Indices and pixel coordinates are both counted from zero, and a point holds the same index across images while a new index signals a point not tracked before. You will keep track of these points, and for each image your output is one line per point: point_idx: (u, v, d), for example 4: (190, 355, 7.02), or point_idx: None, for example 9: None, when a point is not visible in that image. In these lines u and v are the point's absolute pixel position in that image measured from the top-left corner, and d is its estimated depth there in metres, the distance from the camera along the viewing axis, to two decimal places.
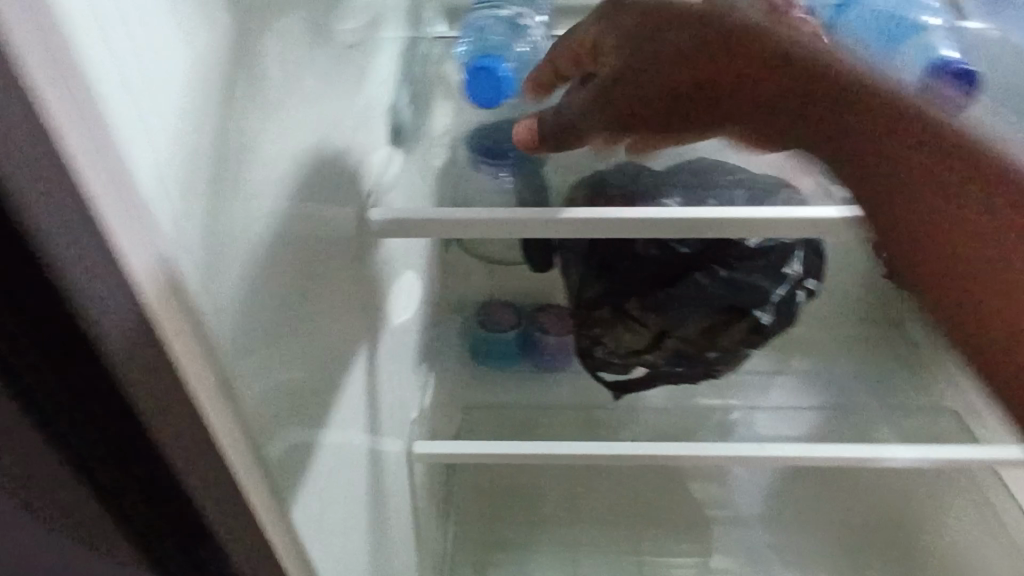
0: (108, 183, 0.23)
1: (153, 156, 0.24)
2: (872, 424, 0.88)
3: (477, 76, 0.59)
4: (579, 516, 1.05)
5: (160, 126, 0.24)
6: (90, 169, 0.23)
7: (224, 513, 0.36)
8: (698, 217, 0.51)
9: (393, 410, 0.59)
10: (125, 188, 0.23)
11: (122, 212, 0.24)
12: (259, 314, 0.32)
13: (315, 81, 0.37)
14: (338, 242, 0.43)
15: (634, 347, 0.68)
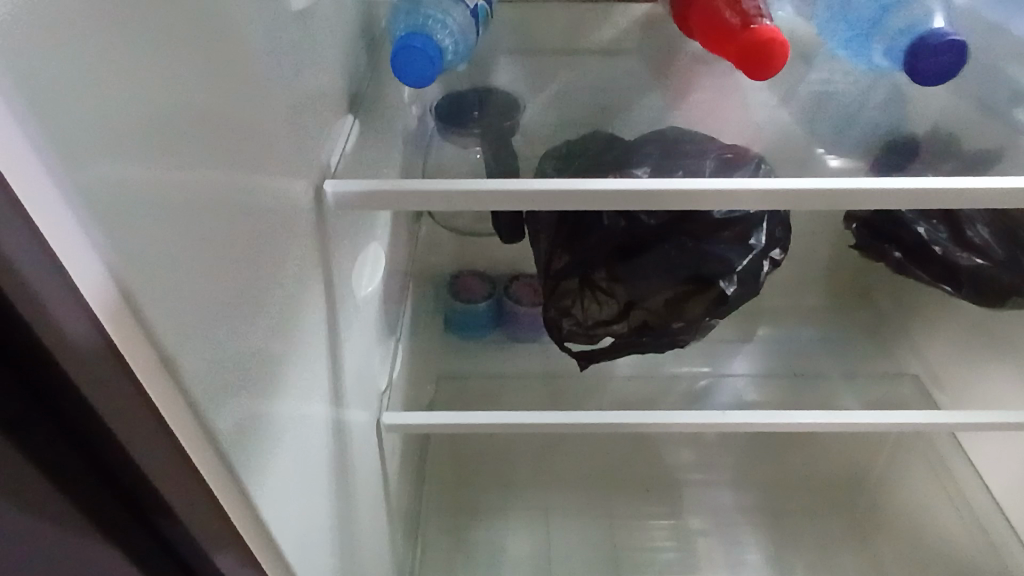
0: (30, 184, 0.23)
1: (64, 119, 0.23)
2: (834, 392, 0.91)
3: (402, 54, 0.50)
4: (552, 478, 1.08)
5: (91, 122, 0.24)
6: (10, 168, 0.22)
7: (184, 498, 0.36)
8: (655, 196, 0.51)
9: (358, 385, 0.59)
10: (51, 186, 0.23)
11: (48, 214, 0.23)
12: (195, 287, 0.31)
13: (252, 46, 0.36)
14: (293, 223, 0.43)
15: (601, 318, 0.69)
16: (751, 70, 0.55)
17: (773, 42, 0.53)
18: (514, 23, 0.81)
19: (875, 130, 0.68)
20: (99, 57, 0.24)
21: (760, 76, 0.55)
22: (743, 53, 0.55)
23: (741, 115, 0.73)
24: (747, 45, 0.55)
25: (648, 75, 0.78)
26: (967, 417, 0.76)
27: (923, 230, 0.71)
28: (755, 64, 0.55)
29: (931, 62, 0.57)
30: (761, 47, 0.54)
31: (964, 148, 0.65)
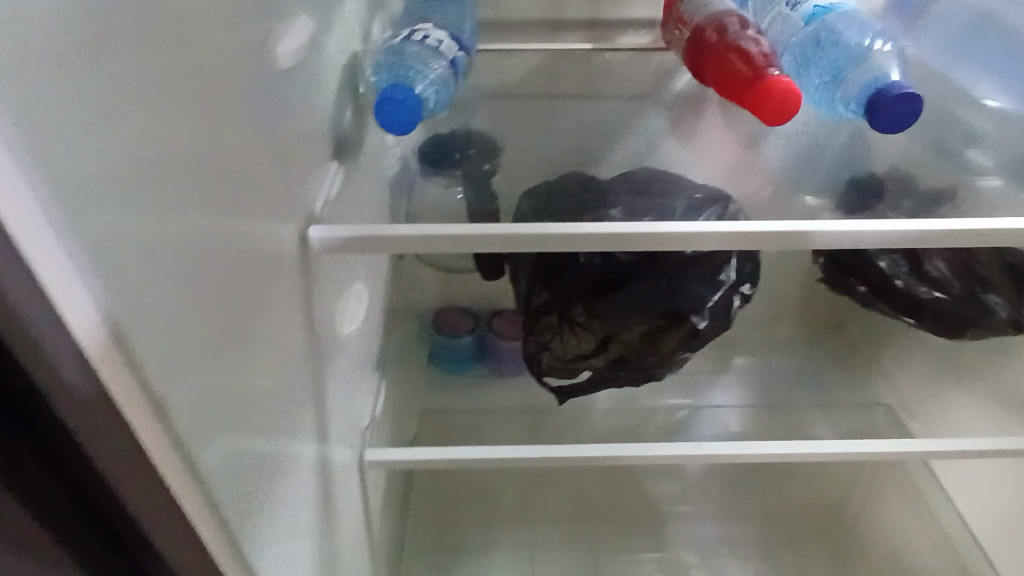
0: (33, 232, 0.25)
1: (65, 173, 0.24)
2: (810, 422, 0.93)
3: (385, 104, 0.53)
4: (536, 513, 1.08)
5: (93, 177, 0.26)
6: (15, 219, 0.24)
7: (166, 532, 0.37)
8: (626, 236, 0.53)
9: (341, 422, 0.60)
10: (52, 235, 0.25)
11: (47, 259, 0.25)
12: (183, 328, 0.33)
13: (243, 100, 0.38)
14: (279, 264, 0.44)
15: (580, 352, 0.70)
16: (766, 116, 0.61)
17: (790, 93, 0.59)
18: (495, 69, 0.85)
19: (837, 171, 0.71)
20: (100, 117, 0.26)
21: (773, 121, 0.61)
22: (760, 101, 0.61)
23: (709, 157, 0.76)
24: (765, 94, 0.61)
25: (622, 119, 0.82)
26: (940, 445, 0.77)
27: (885, 264, 0.74)
28: (771, 111, 0.61)
29: (888, 111, 0.59)
30: (777, 97, 0.60)
31: (919, 187, 0.68)
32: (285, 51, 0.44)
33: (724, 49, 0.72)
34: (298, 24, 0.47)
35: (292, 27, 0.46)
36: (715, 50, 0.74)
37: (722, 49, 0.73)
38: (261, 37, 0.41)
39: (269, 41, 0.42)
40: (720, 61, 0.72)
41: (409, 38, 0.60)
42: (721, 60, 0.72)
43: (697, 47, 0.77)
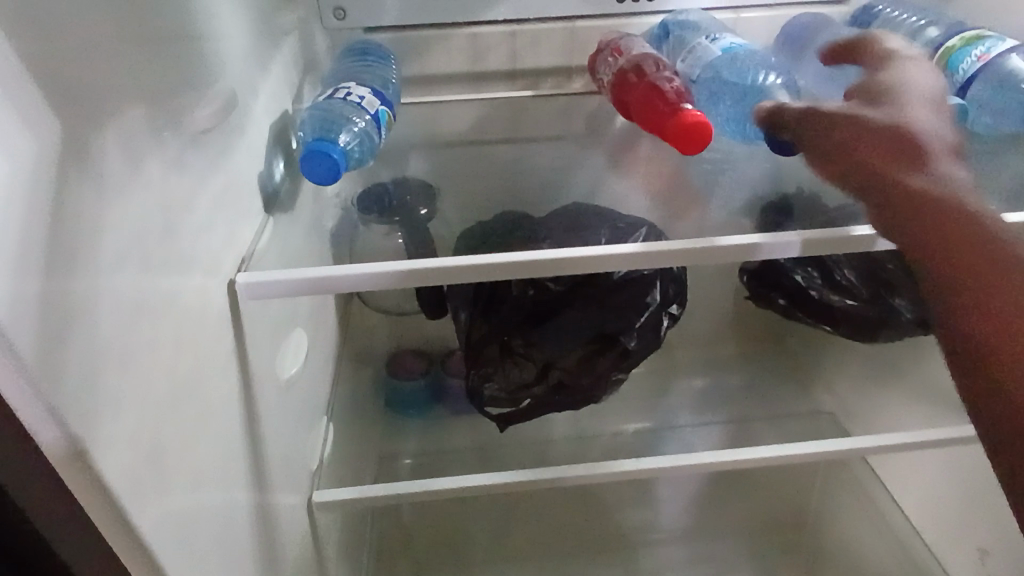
0: None
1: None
2: (759, 435, 0.95)
3: (310, 157, 0.56)
4: (503, 549, 1.08)
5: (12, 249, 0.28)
6: None
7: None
8: (545, 265, 0.57)
9: (283, 464, 0.61)
10: None
11: None
12: (110, 380, 0.34)
13: (161, 166, 0.41)
14: (206, 315, 0.46)
15: (521, 381, 0.73)
16: (683, 145, 0.67)
17: (700, 125, 0.65)
18: (424, 119, 0.90)
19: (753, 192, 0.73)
20: (17, 192, 0.28)
21: (688, 150, 0.66)
22: (675, 133, 0.67)
23: (630, 185, 0.81)
24: (678, 127, 0.66)
25: (549, 158, 0.86)
26: (877, 441, 0.79)
27: (801, 277, 0.80)
28: (686, 141, 0.66)
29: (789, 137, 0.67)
30: (690, 129, 0.65)
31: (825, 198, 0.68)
32: (202, 117, 0.47)
33: (643, 89, 0.79)
34: (213, 91, 0.50)
35: (210, 94, 0.49)
36: (636, 89, 0.80)
37: (643, 88, 0.79)
38: (177, 107, 0.44)
39: (185, 110, 0.45)
40: (641, 98, 0.79)
41: (333, 95, 0.65)
42: (643, 98, 0.78)
43: (619, 86, 0.83)
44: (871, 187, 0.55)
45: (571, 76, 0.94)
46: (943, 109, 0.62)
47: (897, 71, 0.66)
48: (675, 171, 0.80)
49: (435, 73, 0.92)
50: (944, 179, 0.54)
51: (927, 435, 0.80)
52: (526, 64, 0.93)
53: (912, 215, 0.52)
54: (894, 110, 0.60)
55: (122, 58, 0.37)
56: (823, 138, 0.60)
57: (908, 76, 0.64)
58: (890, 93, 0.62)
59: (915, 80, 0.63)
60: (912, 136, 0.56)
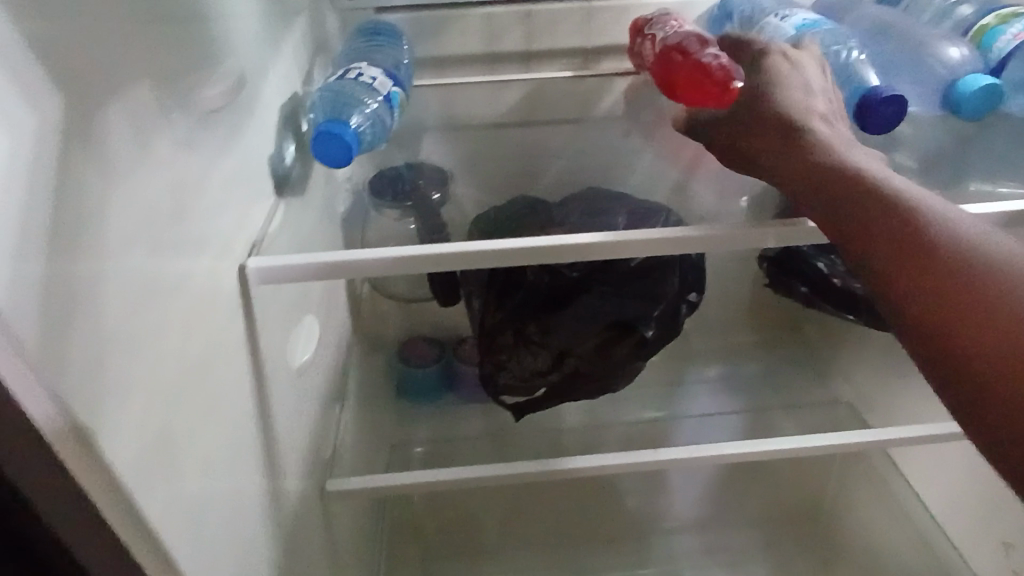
0: None
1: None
2: (777, 423, 0.94)
3: (321, 139, 0.55)
4: (515, 536, 1.08)
5: (8, 227, 0.27)
6: None
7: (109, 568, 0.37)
8: (562, 249, 0.55)
9: (296, 451, 0.60)
10: None
11: None
12: (117, 367, 0.33)
13: (170, 146, 0.40)
14: (216, 300, 0.45)
15: (536, 369, 0.72)
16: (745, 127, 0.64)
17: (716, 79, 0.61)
18: (438, 102, 0.88)
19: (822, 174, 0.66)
20: (14, 168, 0.27)
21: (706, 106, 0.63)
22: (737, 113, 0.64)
23: (649, 169, 0.78)
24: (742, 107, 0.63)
25: (565, 141, 0.84)
26: (900, 433, 0.77)
27: (823, 264, 0.78)
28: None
29: (876, 113, 0.60)
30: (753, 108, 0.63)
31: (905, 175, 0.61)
32: (211, 96, 0.46)
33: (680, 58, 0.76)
34: (222, 69, 0.48)
35: (218, 73, 0.47)
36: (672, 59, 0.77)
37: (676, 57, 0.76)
38: (185, 86, 0.42)
39: (193, 89, 0.43)
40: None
41: (343, 76, 0.63)
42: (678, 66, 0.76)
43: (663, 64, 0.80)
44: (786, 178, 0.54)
45: (588, 57, 0.92)
46: (829, 113, 0.60)
47: (763, 72, 0.63)
48: (695, 155, 0.78)
49: (448, 55, 0.90)
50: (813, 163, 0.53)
51: (949, 428, 0.78)
52: (541, 45, 0.90)
53: (845, 196, 0.49)
54: (799, 104, 0.58)
55: (126, 29, 0.36)
56: (738, 143, 0.60)
57: (790, 80, 0.61)
58: (758, 99, 0.60)
59: (787, 86, 0.60)
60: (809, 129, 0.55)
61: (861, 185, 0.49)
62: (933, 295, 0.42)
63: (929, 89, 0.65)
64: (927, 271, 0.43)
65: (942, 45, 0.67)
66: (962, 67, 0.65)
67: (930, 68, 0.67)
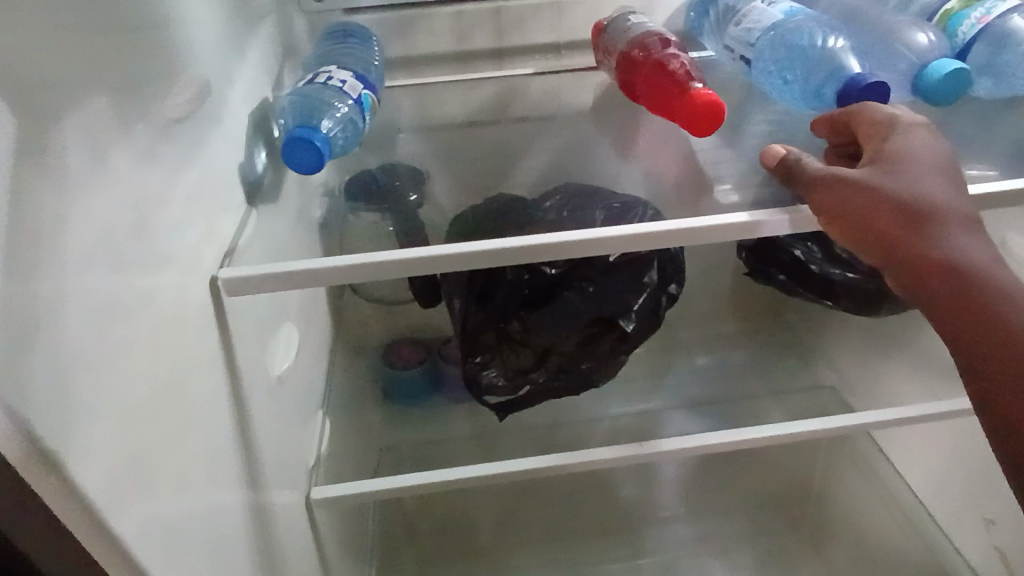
0: None
1: None
2: (761, 410, 0.94)
3: (291, 145, 0.54)
4: (507, 534, 1.08)
5: None
6: None
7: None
8: (537, 246, 0.55)
9: (277, 460, 0.60)
10: None
11: None
12: (82, 385, 0.33)
13: (131, 159, 0.39)
14: (187, 313, 0.45)
15: (520, 367, 0.71)
16: (698, 128, 0.64)
17: (717, 107, 0.62)
18: (412, 102, 0.87)
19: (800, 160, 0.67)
20: None
21: (705, 132, 0.64)
22: (690, 113, 0.64)
23: (625, 163, 0.78)
24: (693, 106, 0.63)
25: (540, 136, 0.84)
26: (881, 415, 0.78)
27: (800, 252, 0.78)
28: (701, 122, 0.63)
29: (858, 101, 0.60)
30: (705, 108, 0.63)
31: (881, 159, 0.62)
32: (173, 107, 0.45)
33: (651, 69, 0.75)
34: (184, 79, 0.47)
35: (181, 84, 0.47)
36: (643, 70, 0.76)
37: (648, 69, 0.76)
38: (145, 97, 0.42)
39: (154, 100, 0.43)
40: (648, 78, 0.75)
41: (313, 81, 0.62)
42: (649, 79, 0.75)
43: (623, 66, 0.80)
44: (889, 256, 0.51)
45: (560, 53, 0.92)
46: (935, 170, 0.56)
47: (867, 116, 0.57)
48: (669, 147, 0.78)
49: (420, 55, 0.89)
50: (929, 251, 0.49)
51: (930, 409, 0.79)
52: (513, 42, 0.90)
53: (919, 272, 0.49)
54: (899, 159, 0.53)
55: (80, 43, 0.35)
56: (823, 189, 0.54)
57: (903, 129, 0.55)
58: (879, 152, 0.54)
59: (910, 137, 0.54)
60: (928, 200, 0.50)
61: (937, 266, 0.49)
62: (995, 367, 0.45)
63: (896, 73, 0.65)
64: (990, 346, 0.46)
65: (910, 32, 0.68)
66: (928, 52, 0.65)
67: (897, 53, 0.66)
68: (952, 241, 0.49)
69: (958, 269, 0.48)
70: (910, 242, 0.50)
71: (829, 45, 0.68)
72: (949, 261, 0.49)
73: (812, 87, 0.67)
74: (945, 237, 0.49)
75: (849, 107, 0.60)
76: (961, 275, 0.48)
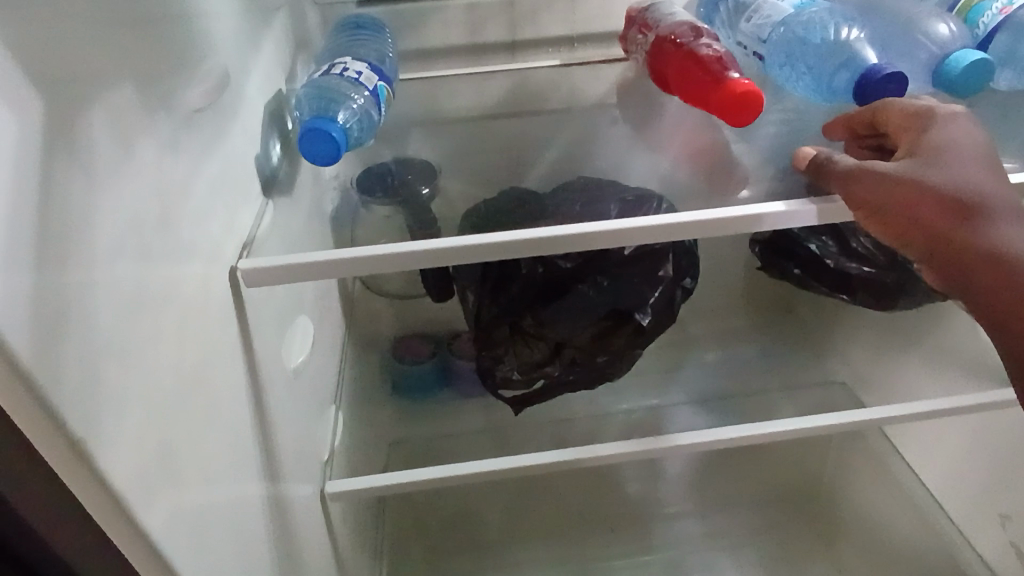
0: None
1: None
2: (773, 405, 0.94)
3: (307, 136, 0.53)
4: (516, 529, 1.08)
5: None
6: None
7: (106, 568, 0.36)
8: (556, 238, 0.55)
9: (294, 452, 0.60)
10: None
11: None
12: (109, 377, 0.32)
13: (154, 148, 0.38)
14: (210, 304, 0.45)
15: (534, 362, 0.71)
16: (729, 118, 0.62)
17: (751, 96, 0.60)
18: (424, 95, 0.87)
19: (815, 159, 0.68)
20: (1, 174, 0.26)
21: (740, 123, 0.62)
22: (722, 103, 0.62)
23: (639, 156, 0.78)
24: (726, 96, 0.62)
25: (553, 125, 0.83)
26: (897, 410, 0.78)
27: (816, 245, 0.78)
28: (733, 112, 0.62)
29: (878, 91, 0.59)
30: (738, 97, 0.61)
31: None
32: (195, 97, 0.45)
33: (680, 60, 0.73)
34: (205, 67, 0.47)
35: (202, 73, 0.46)
36: (673, 60, 0.75)
37: (678, 60, 0.74)
38: (167, 85, 0.41)
39: (176, 89, 0.42)
40: (679, 68, 0.74)
41: (329, 72, 0.62)
42: (679, 70, 0.73)
43: (655, 56, 0.79)
44: (936, 252, 0.51)
45: (573, 45, 0.92)
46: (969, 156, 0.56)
47: (897, 108, 0.57)
48: (683, 139, 0.78)
49: (433, 47, 0.89)
50: (977, 243, 0.49)
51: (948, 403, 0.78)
52: (525, 35, 0.90)
53: (968, 267, 0.50)
54: (937, 149, 0.52)
55: (106, 28, 0.35)
56: (863, 185, 0.52)
57: (938, 120, 0.54)
58: (917, 145, 0.53)
59: (948, 127, 0.53)
60: (973, 193, 0.50)
61: (985, 260, 0.49)
62: None
63: (918, 63, 0.64)
64: None
65: (930, 23, 0.67)
66: (950, 42, 0.65)
67: (918, 44, 0.66)
68: (999, 232, 0.49)
69: (1007, 261, 0.49)
70: (957, 237, 0.50)
71: (842, 36, 0.66)
72: (997, 254, 0.49)
73: (828, 79, 0.66)
74: (992, 229, 0.49)
75: (876, 101, 0.59)
76: (1011, 266, 0.49)
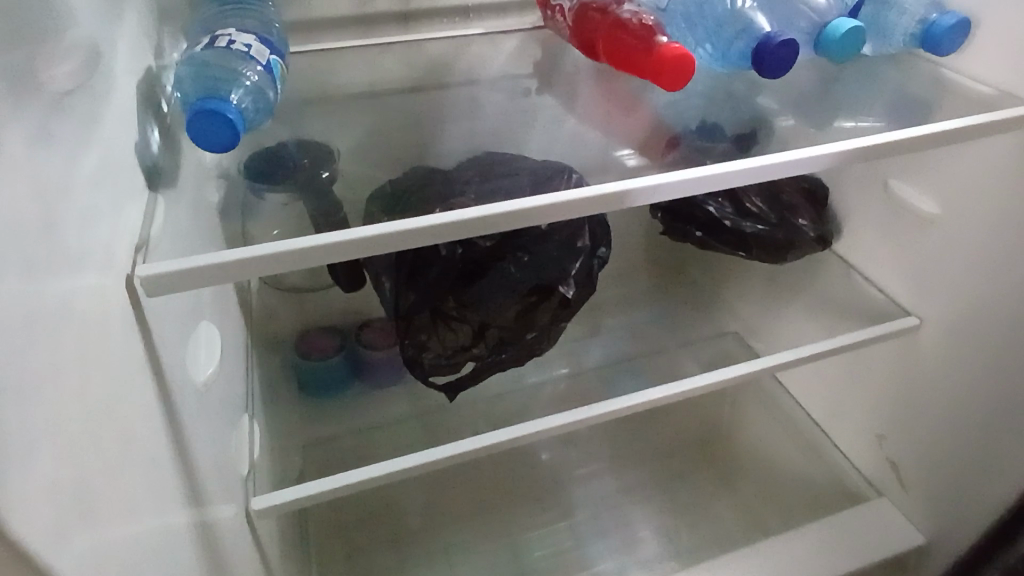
0: None
1: None
2: (680, 361, 0.99)
3: (197, 120, 0.47)
4: (441, 510, 1.07)
5: None
6: None
7: None
8: (485, 217, 0.53)
9: (215, 469, 0.54)
10: None
11: None
12: (7, 420, 0.27)
13: (26, 138, 0.31)
14: (109, 319, 0.39)
15: (460, 345, 0.69)
16: (666, 83, 0.63)
17: (684, 60, 0.61)
18: (314, 73, 0.80)
19: (713, 128, 0.72)
20: None
21: (674, 88, 0.63)
22: (659, 68, 0.63)
23: (545, 128, 0.77)
24: (660, 62, 0.62)
25: (455, 100, 0.81)
26: (793, 354, 0.83)
27: (714, 208, 0.82)
28: (670, 77, 0.62)
29: (771, 57, 0.63)
30: (672, 63, 0.62)
31: (772, 133, 0.69)
32: (62, 74, 0.37)
33: (608, 27, 0.73)
34: (68, 40, 0.39)
35: (66, 47, 0.39)
36: (600, 27, 0.75)
37: (607, 27, 0.73)
38: (30, 61, 0.33)
39: (41, 66, 0.35)
40: (609, 35, 0.73)
41: (211, 45, 0.54)
42: (609, 36, 0.73)
43: (580, 22, 0.79)
44: None
45: (469, 15, 0.88)
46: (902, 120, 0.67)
47: None
48: (588, 111, 0.78)
49: (318, 19, 0.82)
50: None
51: (840, 340, 0.84)
52: (419, 4, 0.85)
53: None
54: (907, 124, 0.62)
55: None
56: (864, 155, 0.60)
57: None
58: None
59: None
60: None
61: None
62: None
63: (800, 32, 0.69)
64: None
65: None
66: (826, 10, 0.69)
67: (799, 12, 0.70)
68: None
69: None
70: None
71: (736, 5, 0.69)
72: None
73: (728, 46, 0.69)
74: None
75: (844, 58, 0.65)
76: None
